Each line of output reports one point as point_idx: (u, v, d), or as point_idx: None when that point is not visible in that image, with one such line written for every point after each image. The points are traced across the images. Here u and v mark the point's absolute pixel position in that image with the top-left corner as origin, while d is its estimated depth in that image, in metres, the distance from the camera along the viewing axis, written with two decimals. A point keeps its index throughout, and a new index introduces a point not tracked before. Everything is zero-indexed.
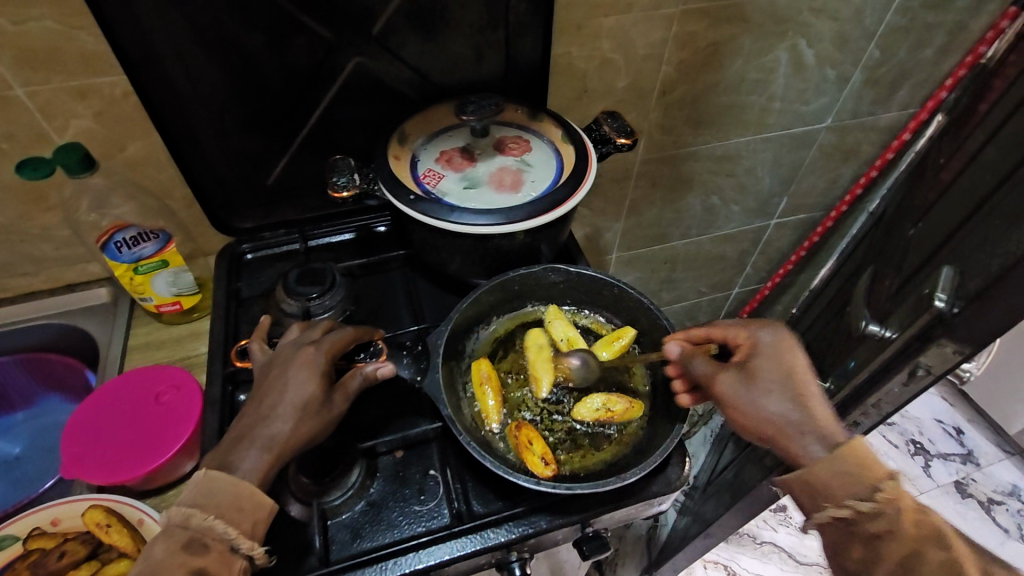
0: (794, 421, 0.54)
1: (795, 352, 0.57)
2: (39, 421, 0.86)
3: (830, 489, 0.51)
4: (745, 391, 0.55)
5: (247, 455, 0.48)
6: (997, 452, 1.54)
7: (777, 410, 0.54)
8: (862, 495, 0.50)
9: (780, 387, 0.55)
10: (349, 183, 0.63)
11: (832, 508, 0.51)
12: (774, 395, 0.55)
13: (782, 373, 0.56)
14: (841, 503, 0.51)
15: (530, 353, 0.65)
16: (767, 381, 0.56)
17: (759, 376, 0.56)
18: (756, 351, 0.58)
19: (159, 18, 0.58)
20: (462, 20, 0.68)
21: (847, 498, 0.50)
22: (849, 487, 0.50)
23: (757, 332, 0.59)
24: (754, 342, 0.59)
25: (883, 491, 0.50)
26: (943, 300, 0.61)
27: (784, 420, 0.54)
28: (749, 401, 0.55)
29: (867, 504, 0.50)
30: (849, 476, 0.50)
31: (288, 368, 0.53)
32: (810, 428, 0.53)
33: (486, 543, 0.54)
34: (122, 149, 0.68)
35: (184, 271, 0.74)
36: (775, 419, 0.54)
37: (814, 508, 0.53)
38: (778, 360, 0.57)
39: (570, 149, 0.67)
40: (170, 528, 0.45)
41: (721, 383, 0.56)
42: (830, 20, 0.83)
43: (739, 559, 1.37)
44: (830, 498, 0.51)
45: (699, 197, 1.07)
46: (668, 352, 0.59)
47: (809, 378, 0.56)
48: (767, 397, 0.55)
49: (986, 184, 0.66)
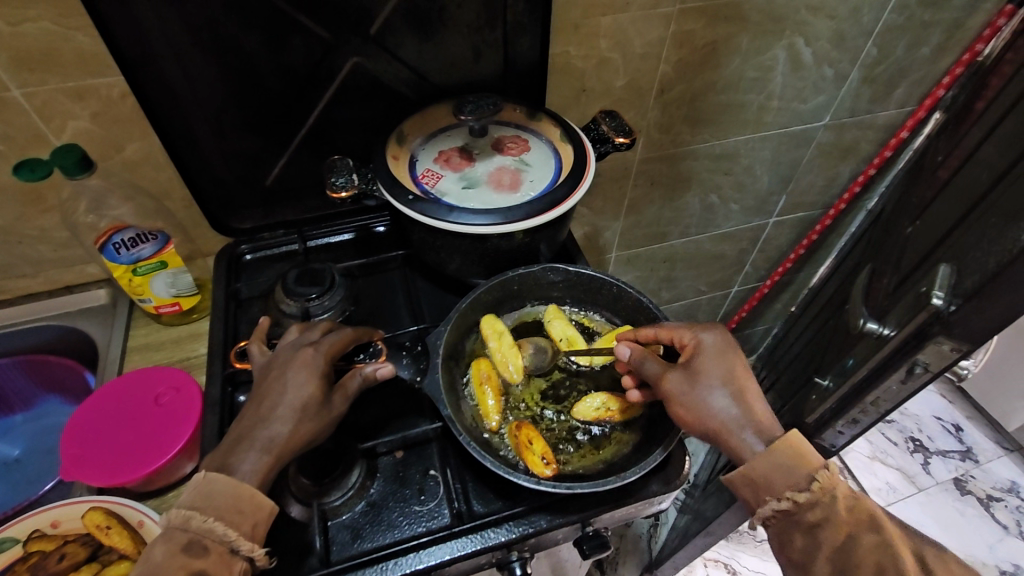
0: (736, 419, 0.54)
1: (738, 351, 0.57)
2: (39, 423, 0.86)
3: (770, 482, 0.52)
4: (691, 392, 0.55)
5: (247, 456, 0.48)
6: (997, 449, 1.55)
7: (722, 410, 0.54)
8: (800, 485, 0.51)
9: (723, 387, 0.55)
10: (347, 183, 0.63)
11: (773, 501, 0.52)
12: (719, 395, 0.55)
13: (725, 372, 0.56)
14: (783, 495, 0.52)
15: (492, 340, 0.64)
16: (712, 382, 0.56)
17: (703, 376, 0.56)
18: (701, 350, 0.57)
19: (156, 18, 0.58)
20: (460, 20, 0.68)
21: (786, 490, 0.52)
22: (787, 478, 0.52)
23: (701, 332, 0.59)
24: (698, 342, 0.58)
25: (819, 481, 0.51)
26: (941, 297, 0.60)
27: (728, 418, 0.54)
28: (695, 401, 0.55)
29: (805, 494, 0.51)
30: (784, 468, 0.52)
31: (287, 369, 0.53)
32: (751, 425, 0.54)
33: (486, 543, 0.54)
34: (120, 150, 0.68)
35: (183, 272, 0.74)
36: (720, 419, 0.54)
37: (756, 503, 0.54)
38: (722, 360, 0.57)
39: (569, 148, 0.67)
40: (170, 530, 0.45)
41: (669, 384, 0.56)
42: (827, 18, 0.83)
43: (740, 557, 1.38)
44: (771, 491, 0.52)
45: (698, 196, 1.07)
46: (619, 354, 0.59)
47: (747, 376, 0.57)
48: (712, 397, 0.55)
49: (983, 181, 0.66)
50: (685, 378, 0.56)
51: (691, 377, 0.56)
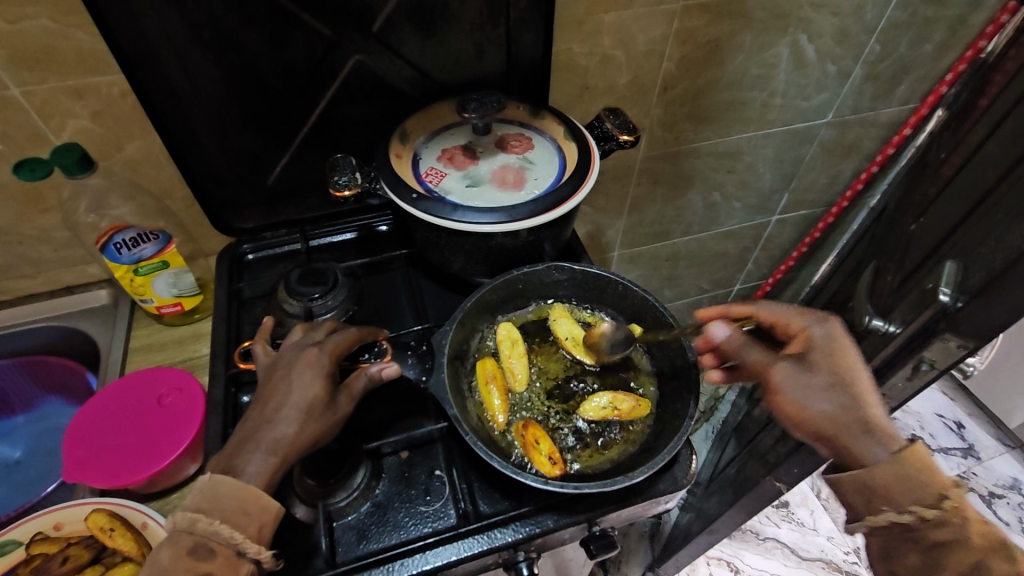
0: (850, 420, 0.53)
1: (852, 345, 0.56)
2: (40, 424, 0.85)
3: (891, 494, 0.51)
4: (801, 385, 0.54)
5: (252, 458, 0.48)
6: (998, 447, 1.55)
7: (834, 406, 0.53)
8: (928, 502, 0.50)
9: (836, 382, 0.54)
10: (350, 182, 0.63)
11: (892, 512, 0.51)
12: (830, 391, 0.54)
13: (838, 368, 0.54)
14: (903, 508, 0.51)
15: (503, 348, 0.64)
16: (823, 376, 0.54)
17: (813, 369, 0.55)
18: (812, 342, 0.56)
19: (156, 15, 0.58)
20: (462, 17, 0.67)
21: (912, 505, 0.50)
22: (915, 494, 0.50)
23: (812, 325, 0.57)
24: (807, 333, 0.57)
25: (950, 499, 0.50)
26: (948, 294, 0.60)
27: (840, 416, 0.53)
28: (803, 395, 0.54)
29: (933, 510, 0.50)
30: (912, 481, 0.50)
31: (292, 369, 0.53)
32: (869, 428, 0.52)
33: (493, 544, 0.54)
34: (120, 149, 0.67)
35: (185, 272, 0.74)
36: (831, 417, 0.53)
37: (868, 511, 0.53)
38: (835, 354, 0.55)
39: (572, 147, 0.66)
40: (175, 533, 0.45)
41: (775, 374, 0.56)
42: (831, 15, 0.83)
43: (743, 555, 1.37)
44: (891, 502, 0.51)
45: (700, 194, 1.07)
46: (711, 333, 0.58)
47: (863, 374, 0.54)
48: (824, 391, 0.54)
49: (988, 179, 0.66)
50: (793, 369, 0.55)
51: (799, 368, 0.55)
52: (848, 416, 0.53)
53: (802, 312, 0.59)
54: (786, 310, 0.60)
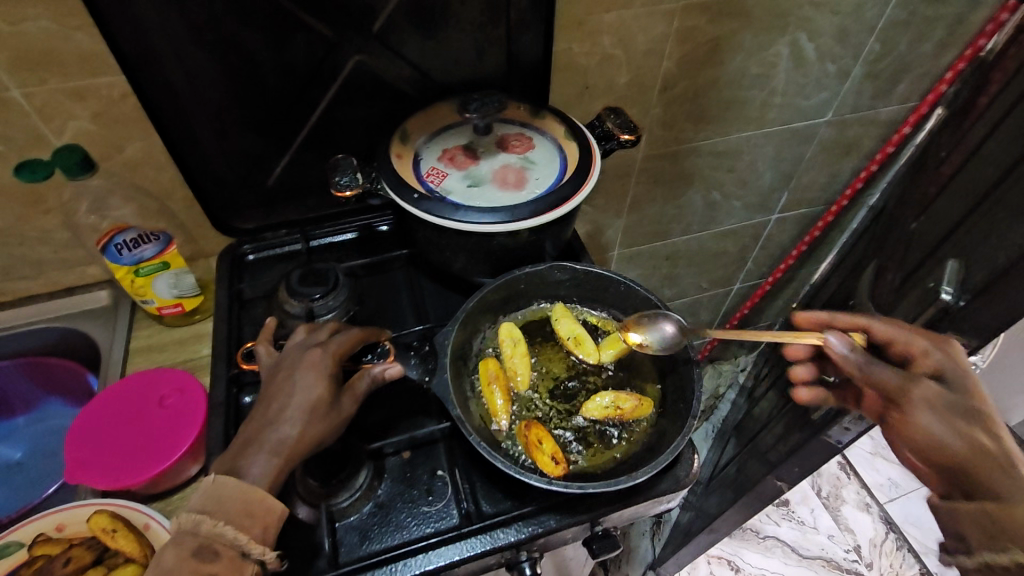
0: (976, 452, 0.53)
1: (983, 374, 0.56)
2: (40, 425, 0.85)
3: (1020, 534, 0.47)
4: (938, 407, 0.55)
5: (256, 459, 0.48)
6: None
7: (965, 432, 0.53)
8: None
9: (971, 410, 0.55)
10: (352, 183, 0.62)
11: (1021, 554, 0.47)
12: (964, 417, 0.54)
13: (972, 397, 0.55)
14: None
15: (505, 349, 0.64)
16: (959, 401, 0.55)
17: (944, 394, 0.55)
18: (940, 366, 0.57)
19: (157, 16, 0.57)
20: (463, 17, 0.67)
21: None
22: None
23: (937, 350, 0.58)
24: (930, 358, 0.58)
25: None
26: (949, 293, 0.60)
27: (965, 446, 0.53)
28: (934, 416, 0.54)
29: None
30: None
31: (295, 371, 0.53)
32: (998, 463, 0.51)
33: (496, 543, 0.54)
34: (120, 151, 0.67)
35: (185, 273, 0.74)
36: (958, 446, 0.53)
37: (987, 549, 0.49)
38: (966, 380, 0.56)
39: (574, 146, 0.66)
40: (180, 535, 0.45)
41: (908, 394, 0.56)
42: (830, 14, 0.83)
43: (743, 554, 1.38)
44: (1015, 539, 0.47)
45: (700, 193, 1.07)
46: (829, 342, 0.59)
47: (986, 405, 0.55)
48: (957, 416, 0.54)
49: (988, 178, 0.66)
50: (929, 390, 0.55)
51: (937, 389, 0.55)
52: (981, 445, 0.53)
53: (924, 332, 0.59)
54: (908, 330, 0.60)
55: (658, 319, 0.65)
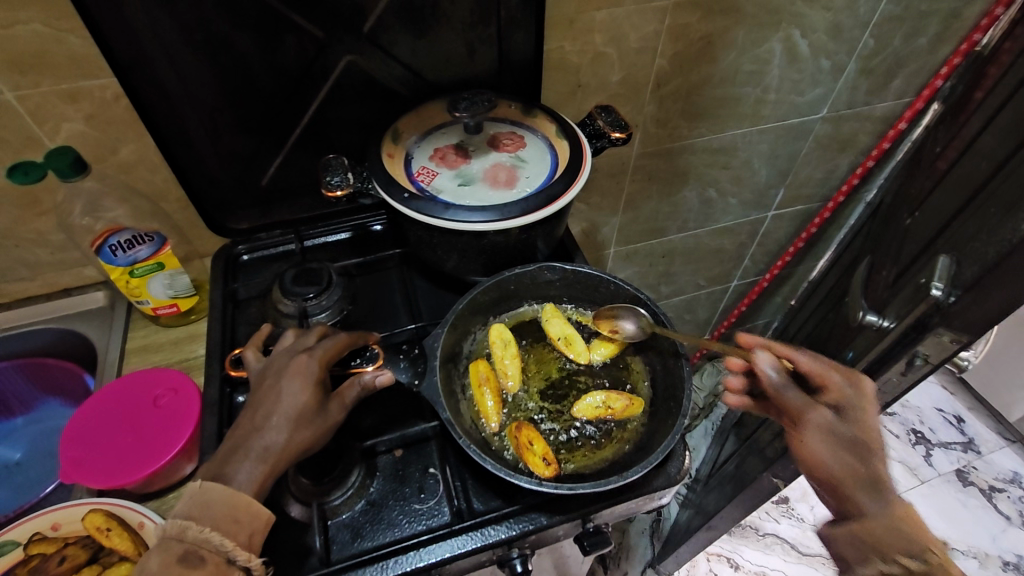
0: (863, 477, 0.51)
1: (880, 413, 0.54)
2: (40, 425, 0.86)
3: (884, 543, 0.49)
4: (832, 436, 0.53)
5: (242, 466, 0.48)
6: (998, 440, 1.55)
7: (848, 460, 0.52)
8: (913, 553, 0.49)
9: (859, 440, 0.52)
10: (342, 182, 0.63)
11: (881, 562, 0.49)
12: (852, 448, 0.52)
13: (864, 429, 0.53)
14: (892, 559, 0.49)
15: (496, 350, 0.65)
16: (845, 430, 0.53)
17: (843, 425, 0.53)
18: (845, 396, 0.55)
19: (147, 19, 0.58)
20: (454, 16, 0.67)
21: (899, 554, 0.49)
22: (903, 543, 0.49)
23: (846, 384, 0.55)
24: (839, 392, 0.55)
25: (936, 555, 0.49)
26: (941, 288, 0.60)
27: (847, 472, 0.52)
28: (826, 444, 0.52)
29: (917, 562, 0.49)
30: (903, 532, 0.49)
31: (282, 377, 0.53)
32: (878, 486, 0.51)
33: (487, 540, 0.54)
34: (114, 152, 0.68)
35: (180, 273, 0.75)
36: (843, 472, 0.52)
37: (859, 564, 0.51)
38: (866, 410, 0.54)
39: (564, 145, 0.66)
40: (165, 541, 0.45)
41: (806, 420, 0.53)
42: (823, 10, 0.83)
43: (742, 551, 1.38)
44: (881, 553, 0.49)
45: (696, 190, 1.07)
46: (759, 365, 0.55)
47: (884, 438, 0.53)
48: (845, 444, 0.52)
49: (981, 172, 0.66)
50: (825, 418, 0.53)
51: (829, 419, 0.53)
52: (859, 466, 0.51)
53: (838, 365, 0.57)
54: (827, 364, 0.57)
55: (626, 313, 0.67)
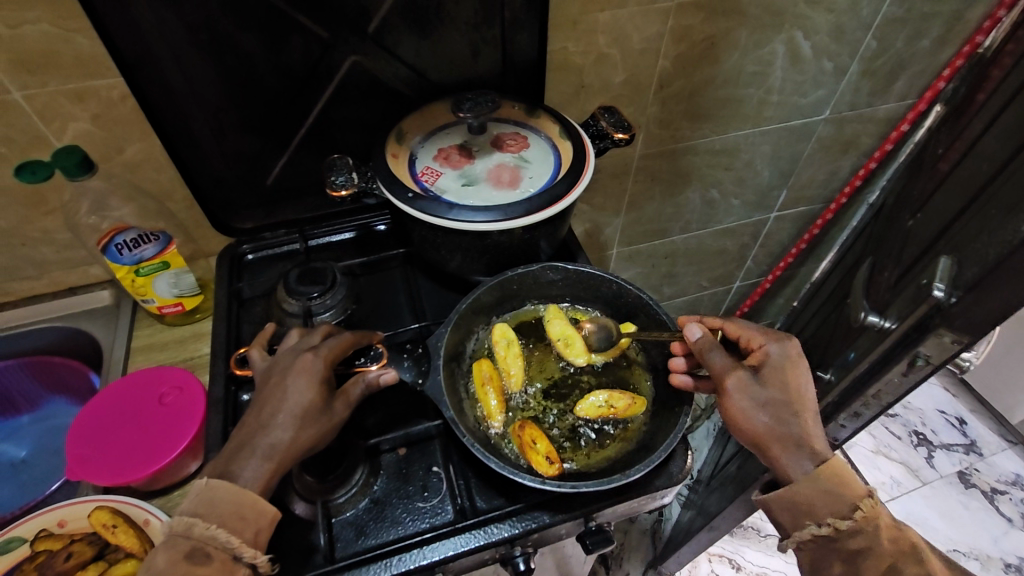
0: (787, 437, 0.55)
1: (803, 372, 0.57)
2: (46, 423, 0.87)
3: (812, 508, 0.54)
4: (754, 397, 0.55)
5: (248, 463, 0.49)
6: (1000, 442, 1.54)
7: (770, 418, 0.55)
8: (844, 513, 0.53)
9: (781, 398, 0.55)
10: (347, 182, 0.63)
11: (814, 526, 0.54)
12: (772, 407, 0.55)
13: (787, 387, 0.56)
14: (822, 520, 0.54)
15: (499, 349, 0.65)
16: (769, 390, 0.56)
17: (766, 385, 0.56)
18: (770, 357, 0.58)
19: (154, 19, 0.58)
20: (458, 17, 0.68)
21: (828, 517, 0.53)
22: (831, 506, 0.53)
23: (769, 345, 0.59)
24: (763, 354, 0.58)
25: (863, 510, 0.53)
26: (942, 289, 0.60)
27: (771, 432, 0.55)
28: (750, 405, 0.55)
29: (847, 522, 0.53)
30: (831, 494, 0.53)
31: (287, 375, 0.53)
32: (803, 444, 0.54)
33: (490, 539, 0.54)
34: (120, 152, 0.68)
35: (185, 272, 0.75)
36: (768, 433, 0.55)
37: (795, 526, 0.56)
38: (792, 369, 0.57)
39: (568, 145, 0.67)
40: (173, 537, 0.46)
41: (729, 382, 0.56)
42: (826, 12, 0.83)
43: (744, 552, 1.38)
44: (812, 515, 0.54)
45: (698, 191, 1.07)
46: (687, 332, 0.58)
47: (808, 396, 0.56)
48: (768, 403, 0.55)
49: (983, 173, 0.66)
50: (748, 379, 0.56)
51: (752, 380, 0.56)
52: (780, 424, 0.54)
53: (765, 330, 0.61)
54: (752, 330, 0.61)
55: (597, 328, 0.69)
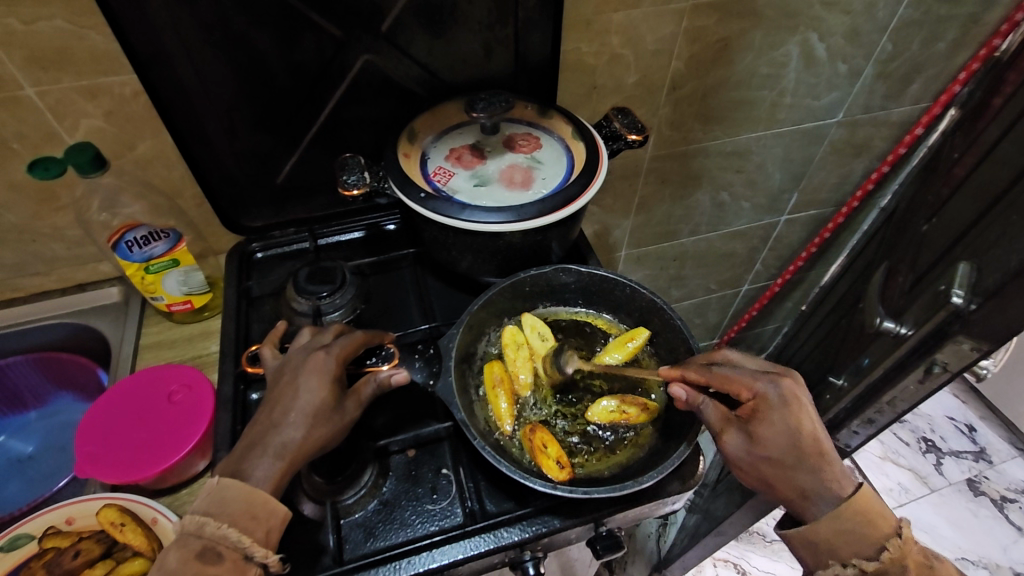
0: (798, 488, 0.54)
1: (806, 422, 0.54)
2: (52, 419, 0.87)
3: (835, 548, 0.53)
4: (751, 457, 0.54)
5: (260, 462, 0.48)
6: (1009, 450, 1.53)
7: (773, 473, 0.54)
8: (869, 554, 0.52)
9: (784, 455, 0.53)
10: (359, 181, 0.63)
11: (839, 566, 0.53)
12: (774, 462, 0.54)
13: (788, 441, 0.53)
14: (847, 561, 0.53)
15: (508, 351, 0.65)
16: (770, 447, 0.54)
17: (764, 441, 0.54)
18: (769, 408, 0.54)
19: (168, 16, 0.58)
20: (471, 16, 0.67)
21: (853, 557, 0.52)
22: (855, 547, 0.52)
23: (767, 391, 0.55)
24: (761, 403, 0.55)
25: (889, 551, 0.52)
26: (960, 296, 0.59)
27: (778, 484, 0.54)
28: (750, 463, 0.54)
29: (873, 563, 0.52)
30: (854, 535, 0.52)
31: (299, 374, 0.53)
32: (816, 493, 0.53)
33: (499, 543, 0.54)
34: (132, 149, 0.68)
35: (195, 270, 0.75)
36: (776, 486, 0.54)
37: (817, 565, 0.54)
38: (791, 416, 0.54)
39: (581, 146, 0.66)
40: (184, 536, 0.46)
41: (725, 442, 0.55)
42: (842, 14, 0.82)
43: (750, 558, 1.37)
44: (836, 556, 0.53)
45: (709, 193, 1.06)
46: (674, 394, 0.56)
47: (814, 445, 0.53)
48: (768, 458, 0.54)
49: (1001, 179, 0.65)
50: (744, 439, 0.54)
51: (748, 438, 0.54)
52: (783, 476, 0.54)
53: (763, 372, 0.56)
54: (748, 372, 0.56)
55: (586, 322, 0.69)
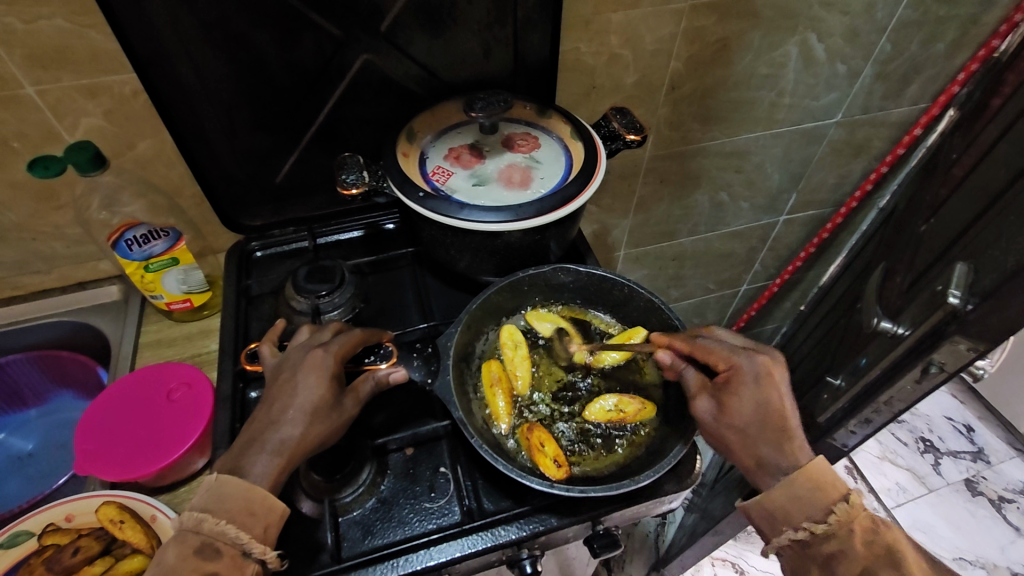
0: (759, 458, 0.55)
1: (776, 397, 0.55)
2: (52, 417, 0.87)
3: (788, 513, 0.53)
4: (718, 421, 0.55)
5: (258, 459, 0.49)
6: (1008, 450, 1.53)
7: (738, 440, 0.55)
8: (817, 517, 0.52)
9: (751, 425, 0.55)
10: (358, 181, 0.63)
11: (790, 531, 0.53)
12: (741, 431, 0.55)
13: (756, 413, 0.55)
14: (798, 525, 0.53)
15: (506, 351, 0.65)
16: (739, 417, 0.55)
17: (733, 412, 0.55)
18: (742, 382, 0.55)
19: (168, 14, 0.58)
20: (470, 17, 0.67)
21: (804, 521, 0.52)
22: (804, 511, 0.52)
23: (743, 365, 0.56)
24: (737, 376, 0.56)
25: (836, 514, 0.51)
26: (958, 296, 0.59)
27: (740, 452, 0.56)
28: (717, 428, 0.56)
29: (821, 525, 0.51)
30: (804, 500, 0.53)
31: (298, 372, 0.53)
32: (775, 465, 0.54)
33: (497, 540, 0.54)
34: (132, 147, 0.68)
35: (195, 269, 0.75)
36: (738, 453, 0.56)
37: (773, 532, 0.55)
38: (761, 391, 0.55)
39: (579, 146, 0.66)
40: (182, 532, 0.46)
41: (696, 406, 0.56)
42: (841, 14, 0.82)
43: (748, 557, 1.37)
44: (788, 521, 0.53)
45: (708, 193, 1.06)
46: (658, 359, 0.59)
47: (782, 419, 0.54)
48: (736, 427, 0.55)
49: (998, 179, 0.65)
50: (715, 404, 0.56)
51: (718, 404, 0.56)
52: (745, 445, 0.55)
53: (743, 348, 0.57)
54: (727, 346, 0.57)
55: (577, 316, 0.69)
